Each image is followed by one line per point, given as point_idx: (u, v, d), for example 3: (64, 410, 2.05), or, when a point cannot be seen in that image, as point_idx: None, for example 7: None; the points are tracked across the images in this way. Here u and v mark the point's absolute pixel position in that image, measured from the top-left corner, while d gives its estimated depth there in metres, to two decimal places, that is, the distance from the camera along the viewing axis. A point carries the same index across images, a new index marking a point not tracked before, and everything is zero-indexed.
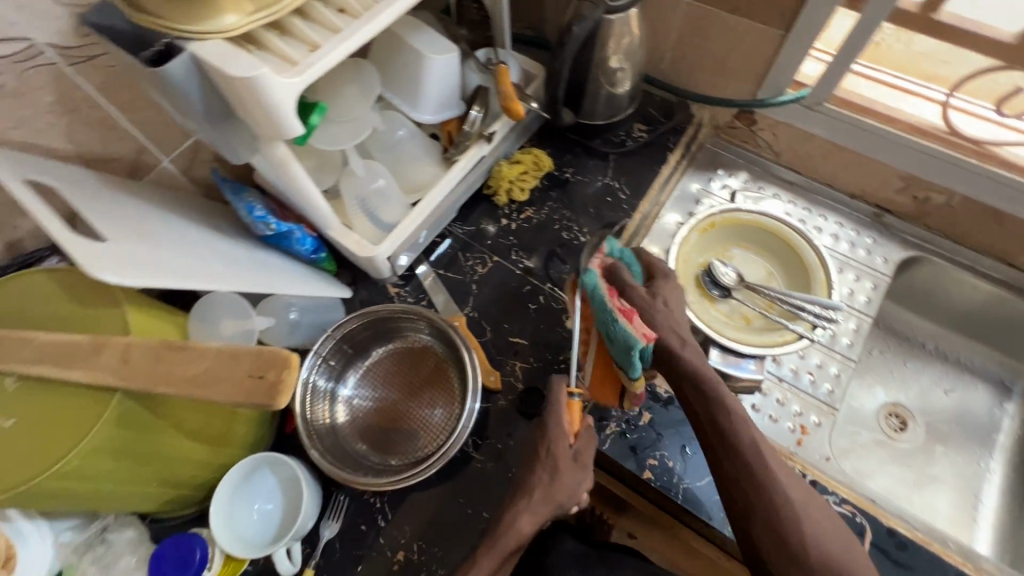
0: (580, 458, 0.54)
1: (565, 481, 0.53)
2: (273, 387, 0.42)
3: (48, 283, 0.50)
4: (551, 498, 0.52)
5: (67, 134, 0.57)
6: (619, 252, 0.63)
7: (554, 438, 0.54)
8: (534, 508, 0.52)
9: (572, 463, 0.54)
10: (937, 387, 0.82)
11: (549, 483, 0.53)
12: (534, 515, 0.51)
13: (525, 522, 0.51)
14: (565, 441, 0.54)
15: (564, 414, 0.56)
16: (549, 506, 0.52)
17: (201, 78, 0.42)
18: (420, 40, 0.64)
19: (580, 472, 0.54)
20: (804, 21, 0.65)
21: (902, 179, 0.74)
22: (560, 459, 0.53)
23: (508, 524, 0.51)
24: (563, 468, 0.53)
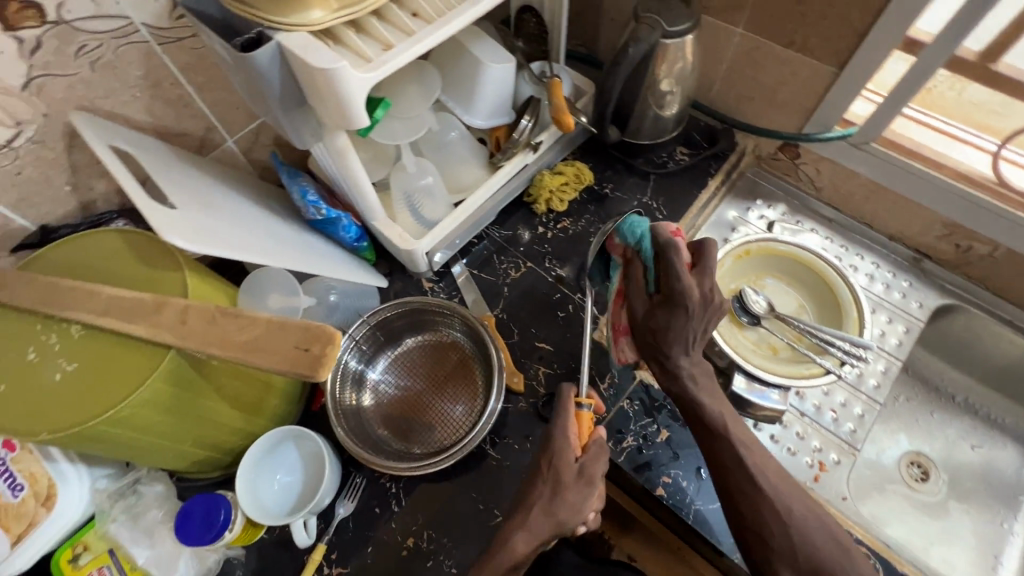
0: (586, 473, 0.55)
1: (569, 497, 0.53)
2: (317, 361, 0.44)
3: (118, 241, 0.53)
4: (552, 513, 0.53)
5: (148, 108, 0.61)
6: (638, 236, 0.58)
7: (559, 452, 0.55)
8: (532, 525, 0.52)
9: (576, 479, 0.54)
10: (963, 441, 0.80)
11: (549, 500, 0.53)
12: (531, 535, 0.52)
13: (520, 541, 0.52)
14: (571, 455, 0.55)
15: (572, 429, 0.57)
16: (550, 522, 0.53)
17: (282, 66, 0.45)
18: (481, 48, 0.66)
19: (585, 488, 0.54)
20: (860, 61, 0.65)
21: (945, 226, 0.74)
22: (564, 473, 0.54)
23: (507, 542, 0.52)
24: (566, 484, 0.54)
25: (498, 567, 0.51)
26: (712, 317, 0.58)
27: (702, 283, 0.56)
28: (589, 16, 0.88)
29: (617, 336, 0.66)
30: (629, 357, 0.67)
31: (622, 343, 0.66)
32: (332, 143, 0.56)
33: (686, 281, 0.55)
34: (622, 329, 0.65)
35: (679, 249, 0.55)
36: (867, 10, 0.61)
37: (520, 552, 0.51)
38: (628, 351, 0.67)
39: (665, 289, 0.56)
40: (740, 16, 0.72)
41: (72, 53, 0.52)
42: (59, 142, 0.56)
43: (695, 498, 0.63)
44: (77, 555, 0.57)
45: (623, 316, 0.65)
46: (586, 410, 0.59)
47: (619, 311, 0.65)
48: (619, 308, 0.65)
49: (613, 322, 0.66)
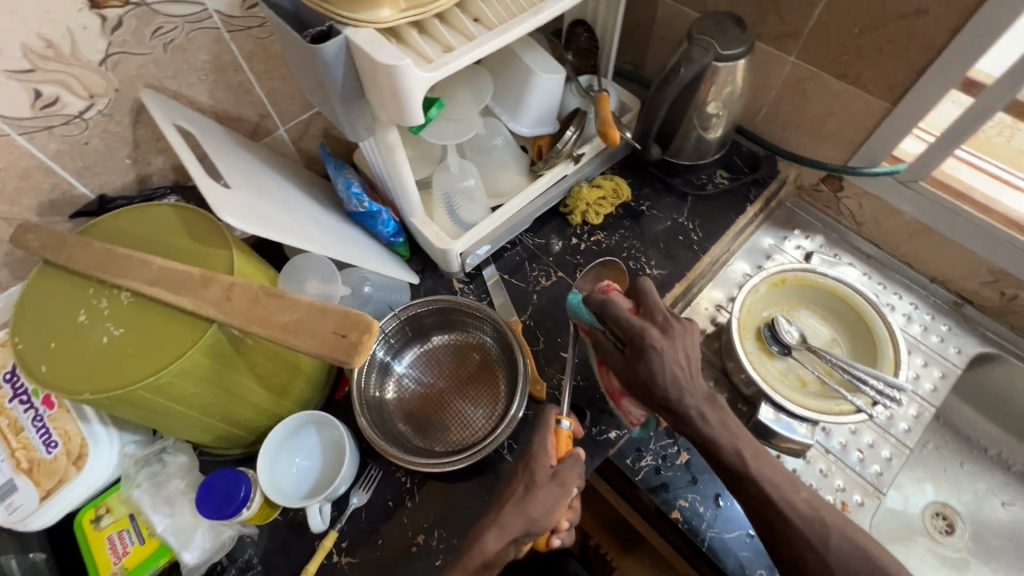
0: (560, 476, 0.54)
1: (541, 497, 0.52)
2: (353, 348, 0.44)
3: (172, 215, 0.55)
4: (522, 511, 0.52)
5: (211, 92, 0.63)
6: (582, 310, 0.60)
7: (535, 456, 0.55)
8: (503, 523, 0.52)
9: (549, 480, 0.53)
10: (993, 497, 0.77)
11: (523, 497, 0.53)
12: (501, 534, 0.51)
13: (489, 539, 0.51)
14: (546, 462, 0.55)
15: (550, 440, 0.57)
16: (521, 519, 0.52)
17: (346, 60, 0.47)
18: (533, 58, 0.67)
19: (557, 489, 0.53)
20: (915, 98, 0.65)
21: (991, 272, 0.72)
22: (538, 473, 0.54)
23: (476, 540, 0.51)
24: (538, 484, 0.53)
25: (469, 562, 0.51)
26: (690, 342, 0.56)
27: (655, 317, 0.56)
28: (641, 34, 0.89)
29: (617, 401, 0.64)
30: (640, 416, 0.63)
31: (625, 407, 0.63)
32: (383, 138, 0.57)
33: (633, 320, 0.55)
34: (618, 392, 0.63)
35: (615, 298, 0.56)
36: (927, 47, 0.61)
37: (489, 550, 0.50)
38: (634, 411, 0.63)
39: (625, 336, 0.55)
40: (794, 44, 0.71)
41: (148, 34, 0.54)
42: (126, 117, 0.58)
43: (712, 526, 0.62)
44: (99, 516, 0.59)
45: (612, 380, 0.63)
46: (566, 428, 0.58)
47: (606, 377, 0.64)
48: (608, 376, 0.64)
49: (608, 390, 0.64)
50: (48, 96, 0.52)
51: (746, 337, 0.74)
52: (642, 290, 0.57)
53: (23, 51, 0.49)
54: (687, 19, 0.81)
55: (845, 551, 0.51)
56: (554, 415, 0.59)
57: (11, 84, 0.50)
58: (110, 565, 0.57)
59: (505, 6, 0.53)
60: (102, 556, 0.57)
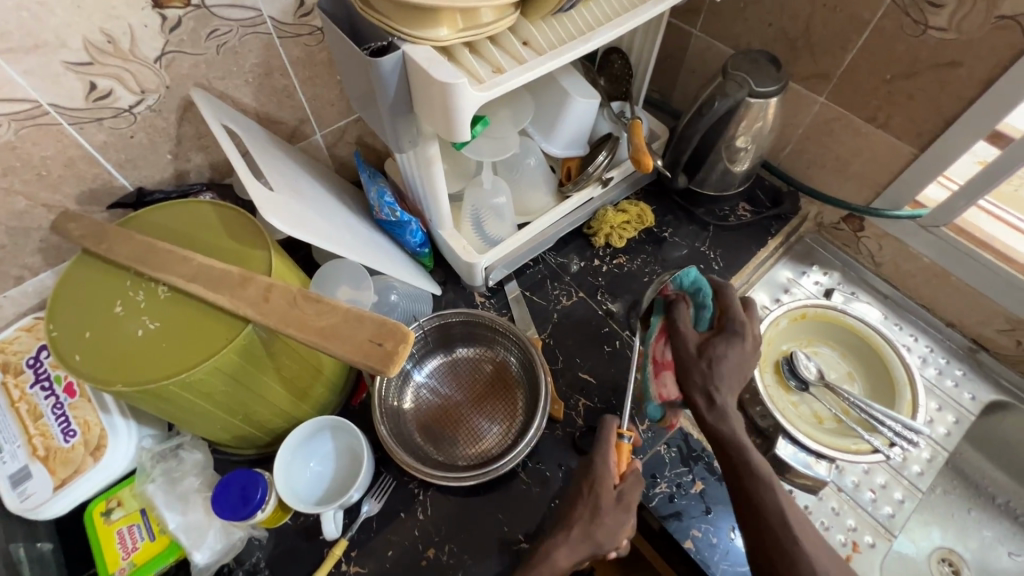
0: (624, 500, 0.54)
1: (606, 521, 0.53)
2: (389, 357, 0.45)
3: (210, 213, 0.56)
4: (590, 535, 0.52)
5: (255, 94, 0.64)
6: (693, 282, 0.60)
7: (600, 478, 0.55)
8: (573, 543, 0.52)
9: (615, 504, 0.54)
10: (1000, 546, 0.78)
11: (589, 521, 0.53)
12: (572, 551, 0.51)
13: (562, 555, 0.51)
14: (610, 482, 0.55)
15: (612, 457, 0.57)
16: (588, 544, 0.52)
17: (401, 75, 0.48)
18: (571, 82, 0.69)
19: (623, 514, 0.53)
20: (943, 145, 0.66)
21: (1008, 320, 0.72)
22: (602, 498, 0.54)
23: (548, 554, 0.51)
24: (605, 508, 0.53)
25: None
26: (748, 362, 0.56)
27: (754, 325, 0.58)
28: (671, 65, 0.91)
29: (658, 369, 0.63)
30: (672, 394, 0.63)
31: (664, 379, 0.63)
32: (423, 151, 0.59)
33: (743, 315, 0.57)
34: (665, 363, 0.62)
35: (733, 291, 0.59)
36: (958, 97, 0.62)
37: (561, 567, 0.50)
38: (669, 388, 0.63)
39: (724, 323, 0.57)
40: (825, 86, 0.73)
41: (203, 35, 0.55)
42: (173, 113, 0.59)
43: (724, 559, 0.61)
44: (110, 509, 0.58)
45: (666, 351, 0.63)
46: (626, 441, 0.58)
47: (660, 346, 0.63)
48: (661, 346, 0.63)
49: (655, 356, 0.63)
50: (102, 89, 0.53)
51: (765, 369, 0.76)
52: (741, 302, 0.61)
53: (84, 44, 0.50)
54: (719, 54, 0.83)
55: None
56: (615, 429, 0.59)
57: (68, 75, 0.51)
58: (118, 561, 0.56)
59: (555, 34, 0.55)
60: (111, 549, 0.57)
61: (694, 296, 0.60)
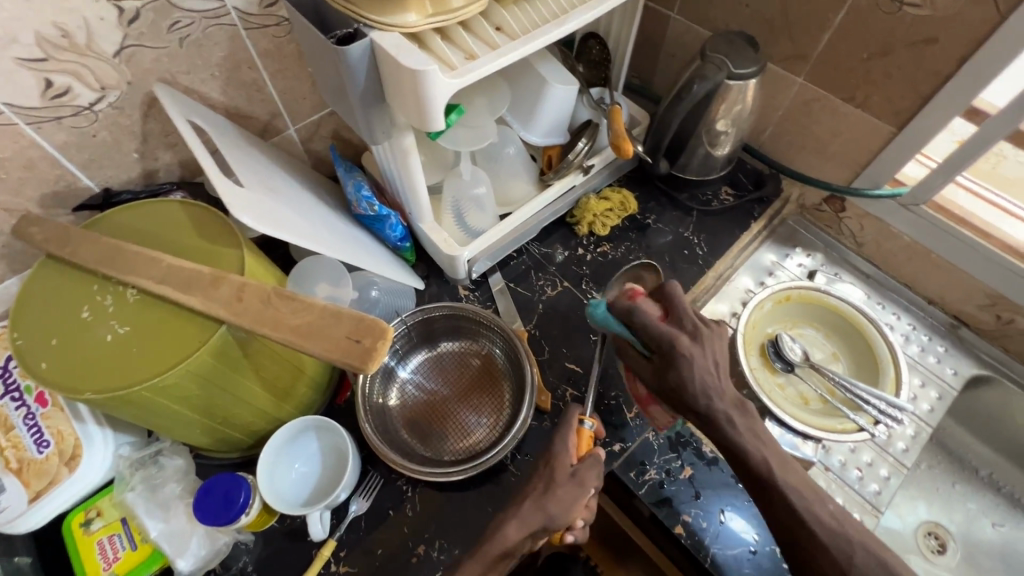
0: (579, 475, 0.54)
1: (559, 495, 0.53)
2: (367, 354, 0.44)
3: (180, 212, 0.55)
4: (541, 507, 0.53)
5: (223, 89, 0.62)
6: (605, 321, 0.59)
7: (556, 457, 0.56)
8: (523, 515, 0.53)
9: (568, 479, 0.54)
10: (983, 517, 0.79)
11: (542, 494, 0.54)
12: (522, 525, 0.52)
13: (511, 530, 0.52)
14: (567, 461, 0.56)
15: (571, 439, 0.57)
16: (540, 515, 0.52)
17: (370, 63, 0.47)
18: (548, 69, 0.68)
19: (577, 488, 0.54)
20: (920, 123, 0.66)
21: (988, 296, 0.73)
22: (557, 473, 0.55)
23: (497, 531, 0.52)
24: (557, 482, 0.54)
25: (487, 555, 0.51)
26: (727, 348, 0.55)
27: (683, 323, 0.55)
28: (650, 50, 0.90)
29: (644, 407, 0.65)
30: (667, 421, 0.65)
31: (654, 412, 0.65)
32: (398, 142, 0.57)
33: (660, 325, 0.54)
34: (644, 399, 0.65)
35: (640, 304, 0.56)
36: (935, 74, 0.62)
37: (510, 541, 0.51)
38: (661, 418, 0.65)
39: (656, 343, 0.55)
40: (803, 66, 0.73)
41: (164, 28, 0.53)
42: (137, 110, 0.57)
43: (715, 541, 0.62)
44: (90, 520, 0.57)
45: (640, 388, 0.65)
46: (588, 427, 0.59)
47: (634, 384, 0.65)
48: (635, 382, 0.65)
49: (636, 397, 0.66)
50: (60, 86, 0.51)
51: (751, 352, 0.76)
52: (668, 296, 0.58)
53: (36, 40, 0.48)
54: (698, 37, 0.82)
55: (871, 566, 0.49)
56: (577, 414, 0.60)
57: (22, 73, 0.49)
58: (99, 571, 0.55)
59: (528, 18, 0.53)
60: (91, 560, 0.55)
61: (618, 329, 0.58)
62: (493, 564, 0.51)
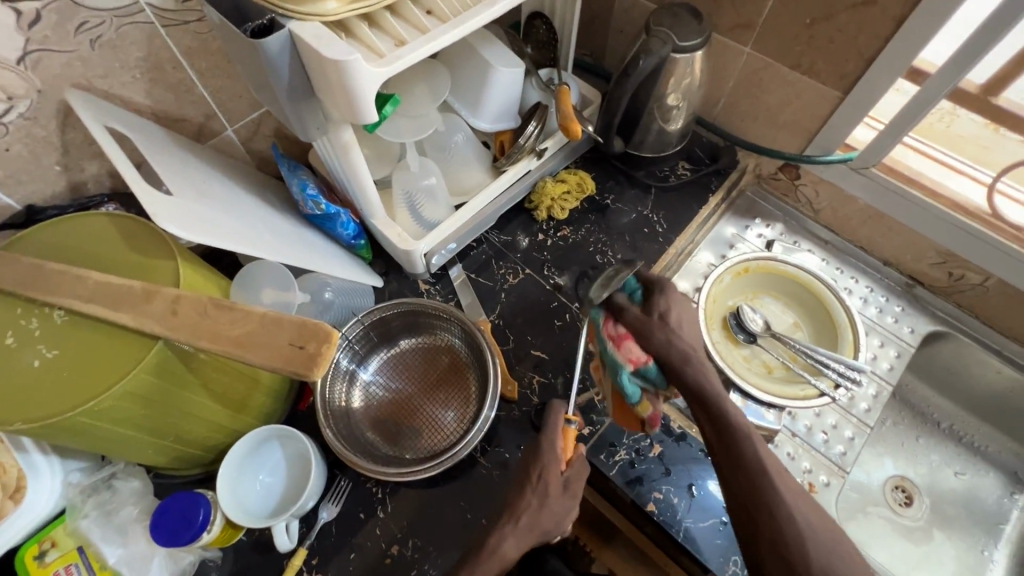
0: (571, 487, 0.54)
1: (553, 509, 0.52)
2: (311, 359, 0.42)
3: (107, 225, 0.52)
4: (537, 522, 0.52)
5: (148, 91, 0.59)
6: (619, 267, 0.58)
7: (545, 467, 0.53)
8: (520, 531, 0.51)
9: (561, 491, 0.53)
10: (947, 468, 0.82)
11: (536, 511, 0.52)
12: (520, 542, 0.50)
13: (510, 546, 0.50)
14: (557, 468, 0.54)
15: (558, 443, 0.55)
16: (534, 533, 0.52)
17: (292, 56, 0.45)
18: (490, 52, 0.66)
19: (568, 501, 0.53)
20: (865, 86, 0.66)
21: (940, 254, 0.74)
22: (551, 486, 0.53)
23: (495, 548, 0.50)
24: (553, 496, 0.52)
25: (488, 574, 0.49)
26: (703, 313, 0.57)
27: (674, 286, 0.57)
28: (599, 26, 0.89)
29: (620, 341, 0.55)
30: (643, 357, 0.54)
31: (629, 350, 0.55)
32: (337, 138, 0.55)
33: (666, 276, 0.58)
34: (624, 332, 0.55)
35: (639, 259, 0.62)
36: (875, 36, 0.62)
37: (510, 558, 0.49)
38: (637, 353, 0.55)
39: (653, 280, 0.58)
40: (748, 35, 0.72)
41: (72, 29, 0.50)
42: (52, 120, 0.54)
43: (687, 515, 0.62)
44: (43, 552, 0.54)
45: (618, 326, 0.56)
46: (574, 426, 0.57)
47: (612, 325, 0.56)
48: (614, 325, 0.56)
49: (610, 333, 0.56)
50: None
51: (713, 326, 0.77)
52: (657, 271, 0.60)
53: None
54: (644, 11, 0.81)
55: None
56: (561, 415, 0.57)
57: None
58: None
59: None
60: None
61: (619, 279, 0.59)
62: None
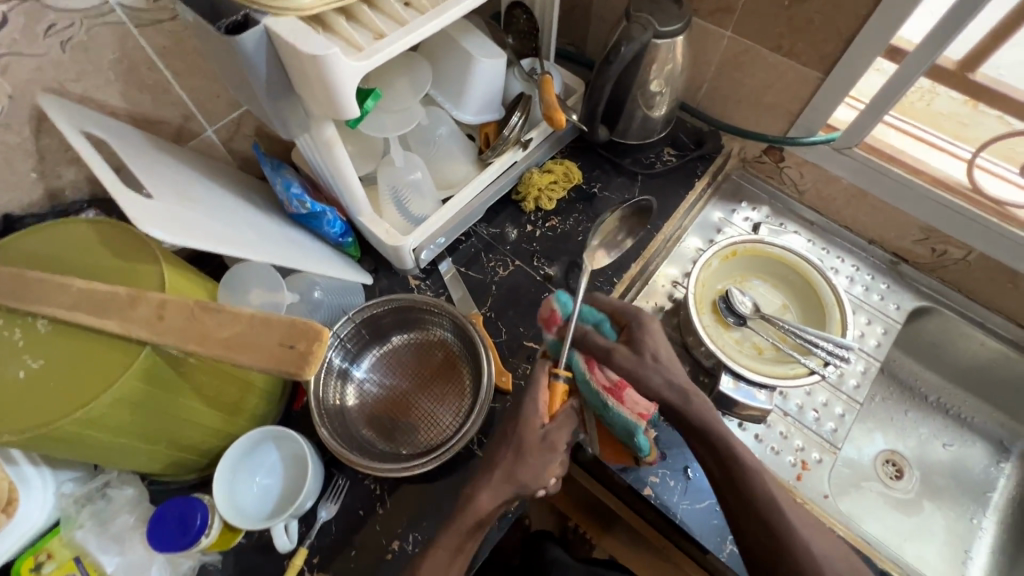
0: (550, 440, 0.54)
1: (530, 462, 0.53)
2: (302, 358, 0.42)
3: (88, 231, 0.51)
4: (513, 474, 0.53)
5: (123, 94, 0.58)
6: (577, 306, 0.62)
7: (525, 421, 0.55)
8: (495, 484, 0.53)
9: (539, 445, 0.54)
10: (936, 440, 0.83)
11: (512, 462, 0.54)
12: (495, 493, 0.53)
13: (484, 499, 0.53)
14: (537, 423, 0.55)
15: (541, 398, 0.56)
16: (510, 485, 0.53)
17: (269, 52, 0.44)
18: (471, 43, 0.65)
19: (546, 454, 0.54)
20: (845, 67, 0.66)
21: (922, 230, 0.76)
22: (527, 439, 0.54)
23: (470, 501, 0.53)
24: (529, 448, 0.54)
25: (463, 524, 0.52)
26: None
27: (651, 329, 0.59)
28: (580, 14, 0.88)
29: (620, 392, 0.58)
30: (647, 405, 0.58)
31: (630, 400, 0.58)
32: (319, 135, 0.54)
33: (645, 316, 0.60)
34: (620, 381, 0.58)
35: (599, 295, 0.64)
36: (853, 16, 0.62)
37: (483, 510, 0.52)
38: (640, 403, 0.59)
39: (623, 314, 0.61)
40: (728, 19, 0.72)
41: (41, 32, 0.49)
42: (26, 126, 0.53)
43: (684, 498, 0.63)
44: (40, 564, 0.53)
45: (607, 373, 0.59)
46: (561, 382, 0.58)
47: (601, 372, 0.58)
48: (600, 372, 0.58)
49: (605, 384, 0.58)
50: None
51: (703, 311, 0.77)
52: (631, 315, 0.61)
53: None
54: None
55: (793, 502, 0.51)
56: (548, 370, 0.58)
57: None
58: None
59: None
60: None
61: (586, 321, 0.62)
62: (469, 533, 0.53)
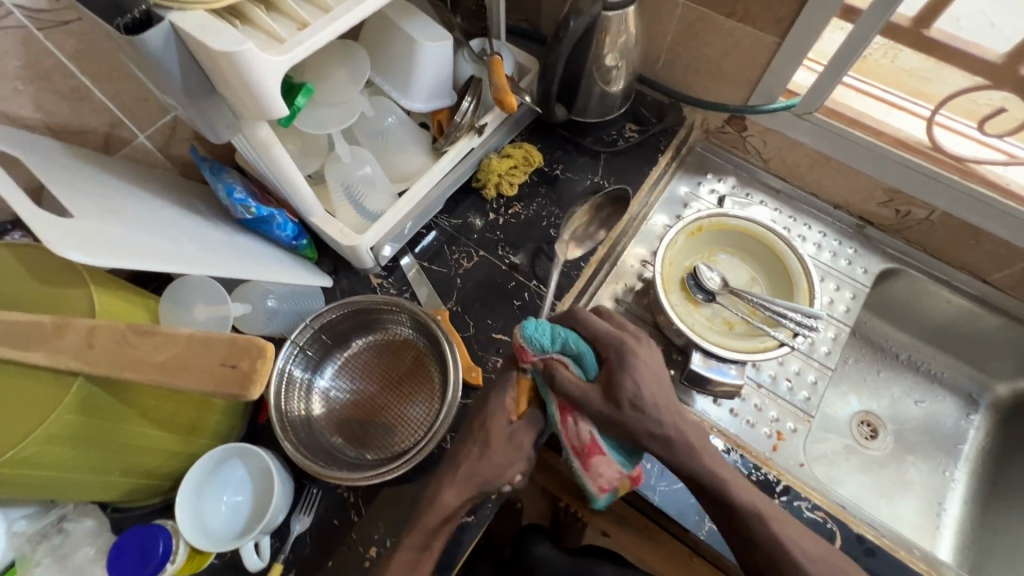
0: (516, 438, 0.56)
1: (494, 458, 0.54)
2: (246, 377, 0.40)
3: (7, 257, 0.47)
4: (478, 472, 0.54)
5: (36, 103, 0.54)
6: (553, 337, 0.56)
7: (491, 414, 0.56)
8: (460, 482, 0.54)
9: (505, 442, 0.55)
10: (908, 397, 0.84)
11: (476, 459, 0.54)
12: (460, 491, 0.53)
13: (449, 496, 0.53)
14: (504, 420, 0.56)
15: (508, 394, 0.57)
16: (474, 482, 0.54)
17: (180, 50, 0.40)
18: (413, 26, 0.62)
19: (511, 452, 0.55)
20: (799, 29, 0.65)
21: (886, 192, 0.75)
22: (493, 435, 0.55)
23: (436, 498, 0.53)
24: (495, 445, 0.55)
25: (428, 524, 0.53)
26: None
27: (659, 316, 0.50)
28: None
29: (584, 456, 0.55)
30: (611, 478, 0.55)
31: (596, 465, 0.55)
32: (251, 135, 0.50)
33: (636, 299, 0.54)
34: (589, 446, 0.55)
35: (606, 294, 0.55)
36: None
37: (450, 507, 0.53)
38: (606, 475, 0.55)
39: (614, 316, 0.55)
40: None
41: None
42: None
43: (661, 479, 0.63)
44: None
45: (584, 432, 0.55)
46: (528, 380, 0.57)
47: (573, 428, 0.55)
48: (573, 426, 0.55)
49: (575, 447, 0.55)
50: None
51: (672, 290, 0.77)
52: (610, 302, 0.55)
53: None
54: None
55: None
56: (517, 367, 0.58)
57: None
58: None
59: None
60: None
61: (564, 351, 0.56)
62: (436, 530, 0.53)
